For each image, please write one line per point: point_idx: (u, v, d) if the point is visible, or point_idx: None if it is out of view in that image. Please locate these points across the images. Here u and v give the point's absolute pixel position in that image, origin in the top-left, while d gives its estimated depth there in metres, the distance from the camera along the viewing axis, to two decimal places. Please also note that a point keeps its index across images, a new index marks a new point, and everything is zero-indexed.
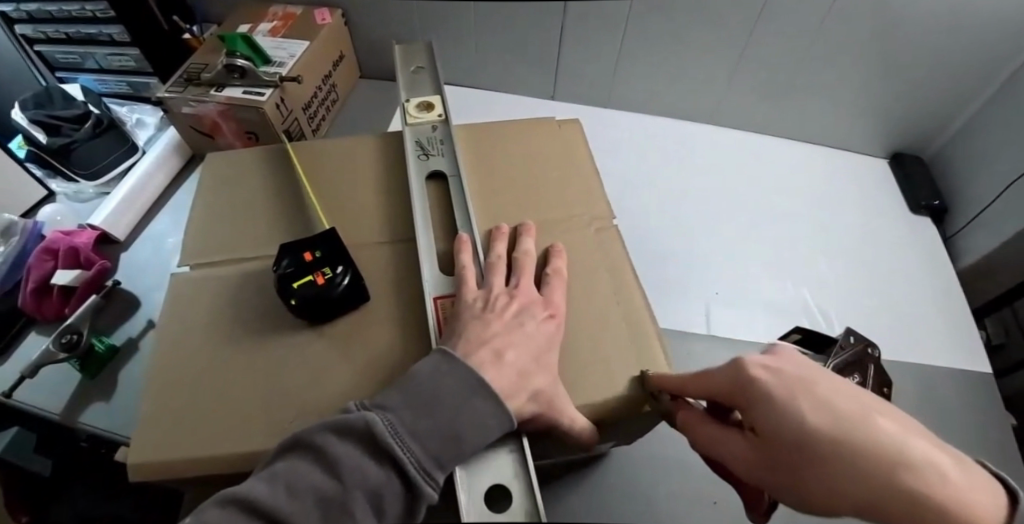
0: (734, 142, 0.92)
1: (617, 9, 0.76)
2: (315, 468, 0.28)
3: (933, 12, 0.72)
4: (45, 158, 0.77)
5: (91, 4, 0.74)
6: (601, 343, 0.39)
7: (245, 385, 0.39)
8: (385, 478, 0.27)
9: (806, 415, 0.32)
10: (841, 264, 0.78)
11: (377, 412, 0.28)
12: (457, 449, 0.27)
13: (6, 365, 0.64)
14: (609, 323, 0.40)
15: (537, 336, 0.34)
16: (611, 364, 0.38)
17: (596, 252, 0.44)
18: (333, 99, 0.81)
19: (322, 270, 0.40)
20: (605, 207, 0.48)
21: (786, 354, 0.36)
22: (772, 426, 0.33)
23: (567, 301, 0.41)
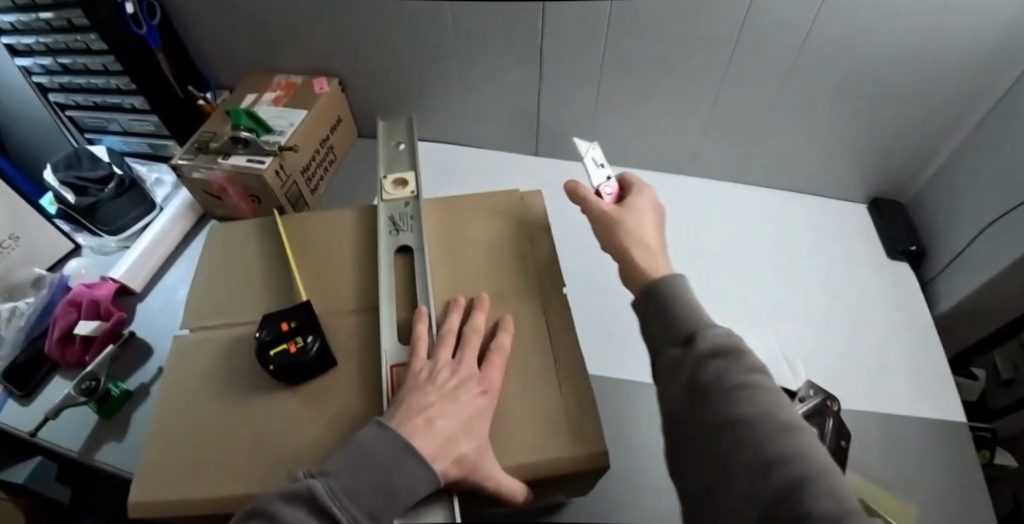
0: (709, 191, 0.96)
1: (589, 76, 0.82)
2: None
3: (883, 75, 0.74)
4: (73, 215, 0.85)
5: (115, 78, 0.83)
6: (535, 409, 0.44)
7: (228, 430, 0.45)
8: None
9: (647, 224, 0.59)
10: (806, 311, 0.82)
11: (319, 479, 0.34)
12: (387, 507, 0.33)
13: (33, 406, 0.71)
14: (545, 392, 0.45)
15: (468, 402, 0.39)
16: (541, 429, 0.43)
17: (542, 321, 0.50)
18: (330, 159, 0.88)
19: (295, 339, 0.46)
20: (557, 279, 0.53)
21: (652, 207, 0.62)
22: (636, 211, 0.60)
23: (511, 372, 0.46)
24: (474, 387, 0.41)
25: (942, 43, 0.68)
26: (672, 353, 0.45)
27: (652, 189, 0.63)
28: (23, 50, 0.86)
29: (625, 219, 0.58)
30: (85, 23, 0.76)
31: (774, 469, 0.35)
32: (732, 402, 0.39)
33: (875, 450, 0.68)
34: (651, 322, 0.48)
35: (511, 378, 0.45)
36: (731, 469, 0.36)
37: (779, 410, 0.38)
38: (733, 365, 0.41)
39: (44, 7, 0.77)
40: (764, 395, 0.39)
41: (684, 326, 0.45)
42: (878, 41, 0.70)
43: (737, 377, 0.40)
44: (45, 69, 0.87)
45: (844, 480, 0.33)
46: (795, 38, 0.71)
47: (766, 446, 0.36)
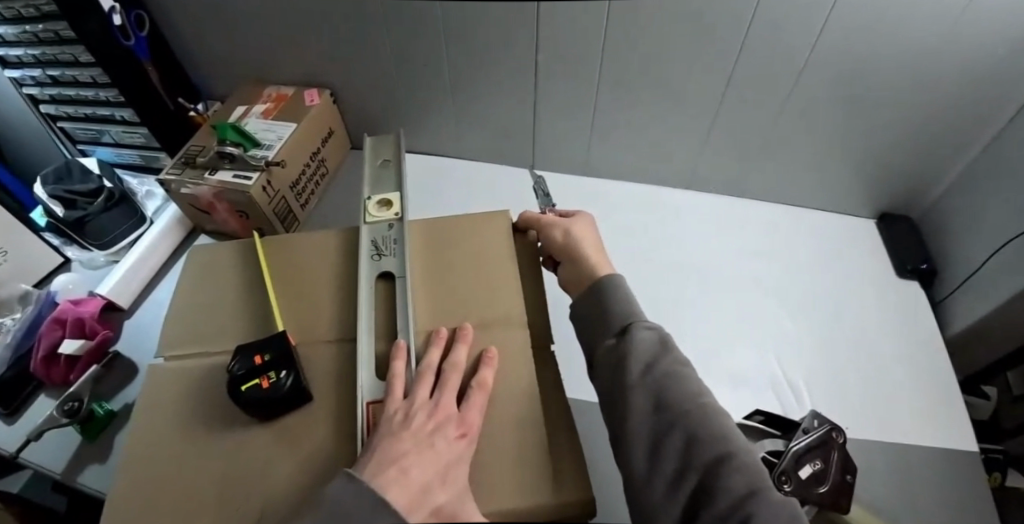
0: (709, 205, 0.93)
1: (585, 90, 0.80)
2: None
3: (893, 88, 0.71)
4: (62, 229, 0.84)
5: (105, 91, 0.82)
6: (519, 447, 0.41)
7: (199, 476, 0.43)
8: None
9: (584, 235, 0.55)
10: (809, 331, 0.79)
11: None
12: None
13: (17, 426, 0.70)
14: (530, 430, 0.42)
15: (442, 446, 0.37)
16: (527, 472, 0.40)
17: (527, 353, 0.47)
18: (322, 172, 0.87)
19: (268, 374, 0.44)
20: None
21: (586, 221, 0.58)
22: (572, 224, 0.56)
23: (496, 408, 0.44)
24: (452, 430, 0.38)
25: (955, 56, 0.65)
26: (606, 344, 0.46)
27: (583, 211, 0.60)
28: (13, 62, 0.85)
29: (569, 223, 0.56)
30: (72, 36, 0.75)
31: (698, 451, 0.38)
32: (663, 391, 0.41)
33: (881, 482, 0.66)
34: (593, 323, 0.48)
35: (493, 416, 0.43)
36: (664, 450, 0.39)
37: (700, 396, 0.41)
38: (664, 356, 0.43)
39: (32, 19, 0.76)
40: (687, 382, 0.42)
41: (617, 319, 0.47)
42: (887, 56, 0.67)
43: (664, 368, 0.42)
44: (35, 81, 0.86)
45: (753, 458, 0.38)
46: (798, 52, 0.69)
47: (695, 430, 0.39)
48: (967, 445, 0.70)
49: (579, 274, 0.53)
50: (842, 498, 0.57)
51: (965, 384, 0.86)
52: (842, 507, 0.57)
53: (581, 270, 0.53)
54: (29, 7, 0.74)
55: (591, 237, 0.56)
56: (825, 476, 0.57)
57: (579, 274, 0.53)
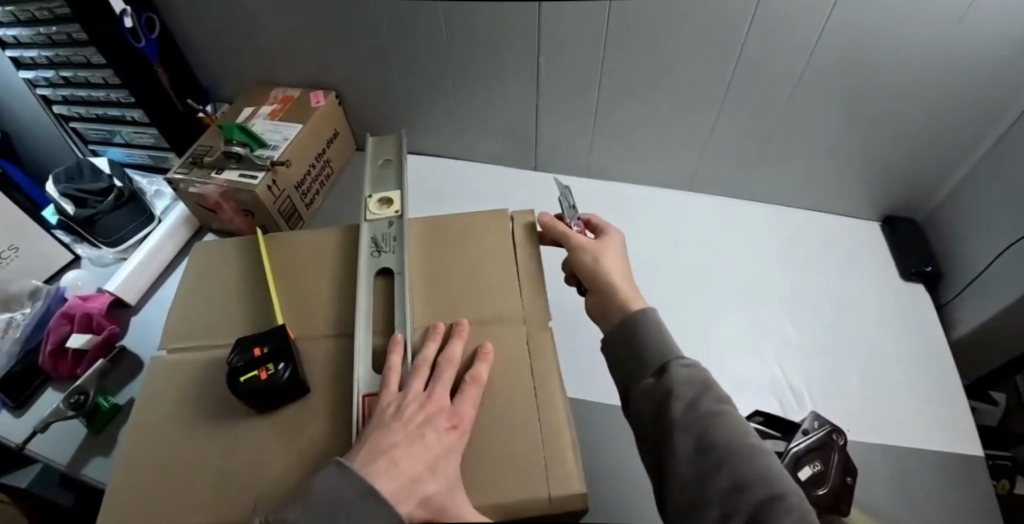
0: (711, 207, 0.93)
1: (587, 91, 0.80)
2: None
3: (894, 88, 0.71)
4: (72, 226, 0.86)
5: (116, 92, 0.84)
6: (514, 441, 0.42)
7: (197, 466, 0.44)
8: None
9: (614, 262, 0.53)
10: (811, 334, 0.78)
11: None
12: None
13: (25, 418, 0.71)
14: (523, 423, 0.43)
15: (438, 438, 0.37)
16: (521, 466, 0.41)
17: (522, 349, 0.48)
18: (327, 173, 0.88)
19: (266, 365, 0.44)
20: (541, 305, 0.51)
21: (617, 245, 0.56)
22: (602, 249, 0.54)
23: (490, 403, 0.44)
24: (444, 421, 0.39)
25: (955, 54, 0.65)
26: (645, 383, 0.44)
27: (617, 231, 0.58)
28: (27, 63, 0.88)
29: (598, 249, 0.54)
30: (84, 37, 0.77)
31: (748, 495, 0.36)
32: (706, 430, 0.40)
33: (882, 485, 0.65)
34: (625, 362, 0.47)
35: (487, 411, 0.44)
36: (708, 490, 0.38)
37: (746, 437, 0.40)
38: (706, 392, 0.42)
39: (46, 21, 0.78)
40: (734, 423, 0.40)
41: (653, 355, 0.45)
42: (887, 55, 0.67)
43: (708, 406, 0.41)
44: (48, 82, 0.89)
45: (804, 501, 0.36)
46: (798, 52, 0.69)
47: (740, 473, 0.37)
48: (971, 449, 0.69)
49: (603, 306, 0.51)
50: (841, 503, 0.57)
51: (971, 389, 0.84)
52: (842, 511, 0.56)
53: (607, 300, 0.51)
54: (43, 9, 0.76)
55: (620, 265, 0.54)
56: (825, 479, 0.56)
57: (605, 304, 0.51)
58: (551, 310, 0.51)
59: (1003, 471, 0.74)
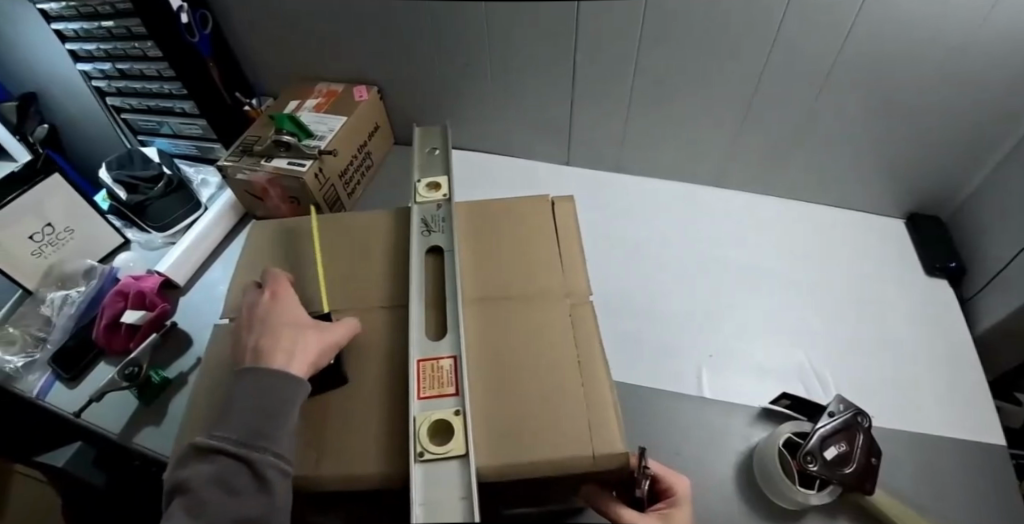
0: (736, 204, 0.96)
1: (619, 88, 0.84)
2: (234, 474, 0.39)
3: (917, 86, 0.73)
4: (125, 212, 0.91)
5: (168, 84, 0.89)
6: (556, 406, 0.45)
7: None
8: (290, 383, 0.43)
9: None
10: (834, 325, 0.81)
11: (257, 453, 0.39)
12: (275, 425, 0.41)
13: (80, 388, 0.74)
14: (566, 390, 0.46)
15: (277, 318, 0.47)
16: (561, 429, 0.43)
17: (566, 323, 0.51)
18: (367, 164, 0.92)
19: None
20: (583, 284, 0.53)
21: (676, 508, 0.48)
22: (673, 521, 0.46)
23: (532, 371, 0.47)
24: (275, 301, 0.49)
25: (977, 55, 0.67)
26: None
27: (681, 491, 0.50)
28: (84, 56, 0.93)
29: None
30: (142, 32, 0.81)
31: None
32: None
33: (905, 468, 0.67)
34: None
35: (530, 377, 0.47)
36: None
37: None
38: None
39: (105, 16, 0.83)
40: None
41: None
42: (910, 54, 0.69)
43: None
44: (104, 74, 0.94)
45: None
46: (823, 53, 0.72)
47: None
48: (994, 439, 0.71)
49: None
50: (867, 481, 0.60)
51: (997, 390, 0.87)
52: (866, 490, 0.59)
53: None
54: (104, 5, 0.81)
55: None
56: (850, 458, 0.60)
57: None
58: (592, 289, 0.54)
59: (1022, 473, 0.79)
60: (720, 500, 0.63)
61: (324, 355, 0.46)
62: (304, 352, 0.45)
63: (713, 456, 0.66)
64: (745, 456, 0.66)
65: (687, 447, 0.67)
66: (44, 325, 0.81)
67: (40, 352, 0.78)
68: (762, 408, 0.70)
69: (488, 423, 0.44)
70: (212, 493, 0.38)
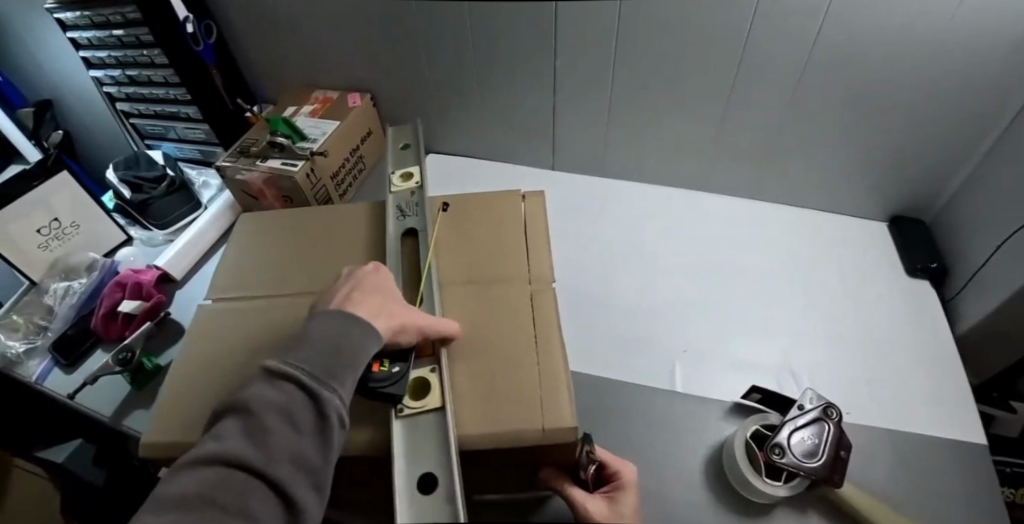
0: (716, 207, 0.98)
1: (602, 93, 0.87)
2: (305, 407, 0.40)
3: (890, 90, 0.76)
4: (129, 210, 0.95)
5: (174, 90, 0.94)
6: (511, 382, 0.47)
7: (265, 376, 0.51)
8: (371, 334, 0.43)
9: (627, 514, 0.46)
10: (809, 322, 0.83)
11: (327, 390, 0.40)
12: (347, 371, 0.41)
13: (76, 374, 0.77)
14: (521, 368, 0.48)
15: (377, 282, 0.49)
16: (516, 403, 0.46)
17: (524, 304, 0.53)
18: (360, 167, 0.96)
19: (380, 360, 0.46)
20: (548, 271, 0.56)
21: (626, 491, 0.48)
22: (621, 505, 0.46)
23: (491, 349, 0.50)
24: (379, 271, 0.50)
25: (946, 57, 0.70)
26: None
27: (630, 476, 0.49)
28: (97, 63, 0.99)
29: (617, 508, 0.46)
30: (150, 39, 0.86)
31: None
32: None
33: (881, 464, 0.68)
34: None
35: (490, 355, 0.49)
36: None
37: None
38: None
39: (117, 25, 0.88)
40: None
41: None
42: (882, 57, 0.72)
43: None
44: (114, 81, 0.99)
45: None
46: (795, 58, 0.75)
47: None
48: (972, 437, 0.71)
49: None
50: (836, 473, 0.61)
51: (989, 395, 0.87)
52: (836, 481, 0.60)
53: None
54: (116, 15, 0.86)
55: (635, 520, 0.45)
56: (818, 451, 0.61)
57: None
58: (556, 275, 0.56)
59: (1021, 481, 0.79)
60: (691, 488, 0.64)
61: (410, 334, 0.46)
62: (389, 317, 0.45)
63: (684, 447, 0.68)
64: (717, 448, 0.68)
65: (661, 440, 0.69)
66: (47, 313, 0.85)
67: (41, 338, 0.82)
68: (734, 402, 0.72)
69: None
70: (275, 425, 0.38)
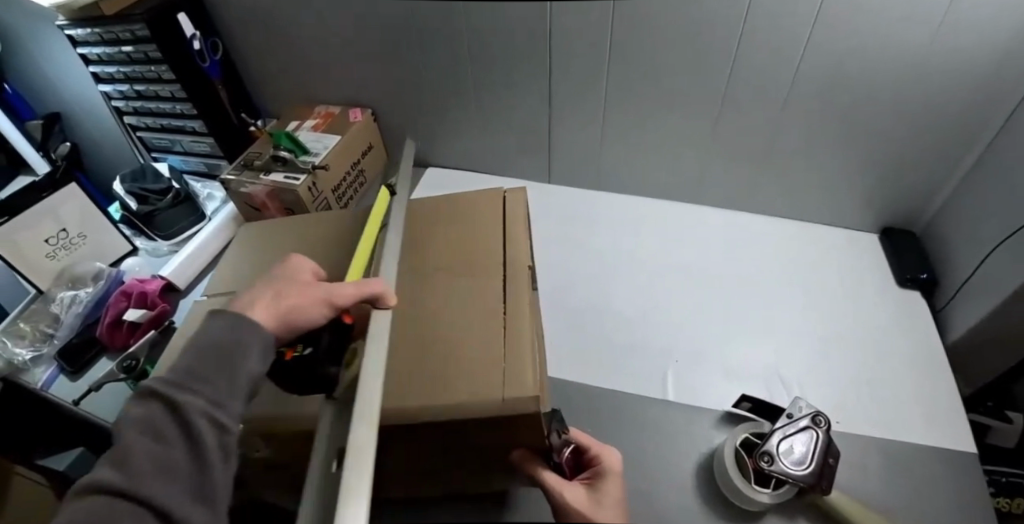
0: (709, 219, 1.00)
1: (598, 108, 0.90)
2: (172, 420, 0.38)
3: (876, 105, 0.79)
4: (134, 221, 0.97)
5: (181, 105, 0.97)
6: (482, 354, 0.51)
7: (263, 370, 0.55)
8: (253, 334, 0.43)
9: (607, 497, 0.44)
10: (800, 332, 0.84)
11: (192, 400, 0.39)
12: (218, 374, 0.40)
13: (81, 381, 0.79)
14: (492, 342, 0.52)
15: (279, 273, 0.51)
16: (484, 370, 0.50)
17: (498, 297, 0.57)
18: (361, 181, 0.99)
19: (293, 347, 0.50)
20: (525, 255, 0.61)
21: (606, 477, 0.47)
22: (600, 490, 0.45)
23: (467, 327, 0.54)
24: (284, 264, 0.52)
25: (930, 72, 0.72)
26: None
27: (614, 463, 0.49)
28: (106, 78, 1.01)
29: (597, 493, 0.45)
30: (158, 56, 0.89)
31: None
32: None
33: (870, 471, 0.70)
34: None
35: (465, 331, 0.54)
36: None
37: None
38: None
39: (127, 41, 0.91)
40: None
41: None
42: (868, 74, 0.75)
43: None
44: (122, 95, 1.02)
45: None
46: (785, 74, 0.78)
47: None
48: (961, 445, 0.73)
49: None
50: (823, 480, 0.62)
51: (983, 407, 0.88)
52: (825, 487, 0.62)
53: None
54: (126, 32, 0.89)
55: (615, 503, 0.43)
56: (807, 459, 0.62)
57: None
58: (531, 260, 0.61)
59: (1017, 490, 0.78)
60: (681, 495, 0.66)
61: (314, 307, 0.48)
62: (278, 304, 0.47)
63: (676, 456, 0.69)
64: (708, 456, 0.69)
65: (653, 448, 0.70)
66: (53, 321, 0.87)
67: (47, 346, 0.84)
68: (725, 412, 0.73)
69: (404, 374, 0.52)
70: (136, 439, 0.37)
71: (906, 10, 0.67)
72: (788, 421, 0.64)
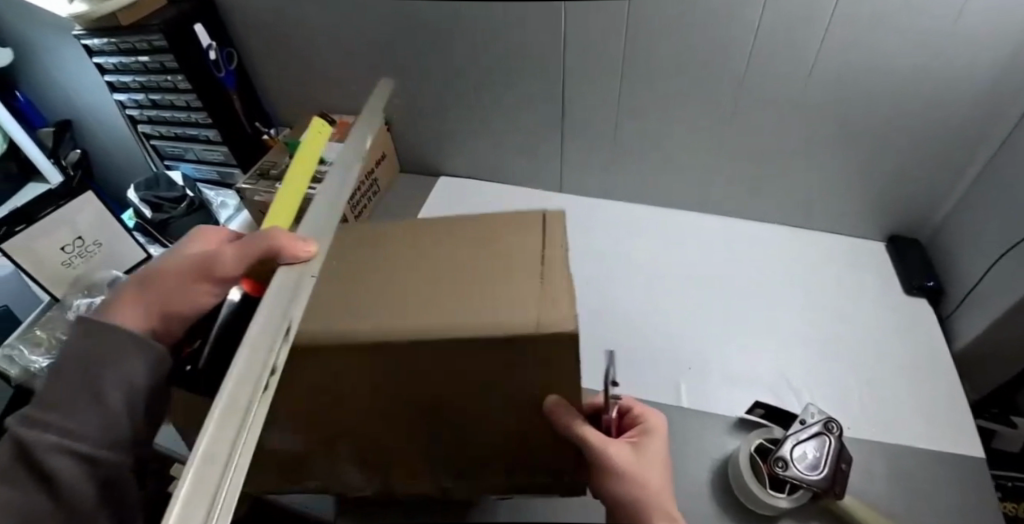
0: (718, 228, 1.02)
1: (609, 118, 0.91)
2: (20, 456, 0.43)
3: (882, 118, 0.80)
4: (149, 229, 0.98)
5: (195, 114, 0.98)
6: (495, 316, 0.45)
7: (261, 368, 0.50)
8: (127, 356, 0.47)
9: (650, 459, 0.51)
10: (809, 339, 0.86)
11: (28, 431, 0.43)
12: (78, 401, 0.44)
13: None
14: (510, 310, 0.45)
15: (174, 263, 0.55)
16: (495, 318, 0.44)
17: (513, 261, 0.51)
18: (374, 190, 1.02)
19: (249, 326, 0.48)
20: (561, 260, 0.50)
21: (648, 441, 0.53)
22: (647, 452, 0.52)
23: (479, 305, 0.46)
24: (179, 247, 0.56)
25: (937, 85, 0.74)
26: None
27: (661, 423, 0.55)
28: (121, 87, 1.02)
29: (644, 452, 0.51)
30: (174, 66, 0.90)
31: None
32: None
33: (880, 477, 0.71)
34: None
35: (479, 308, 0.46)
36: None
37: None
38: None
39: (143, 51, 0.92)
40: None
41: None
42: (875, 86, 0.76)
43: None
44: (137, 104, 1.03)
45: None
46: (793, 86, 0.79)
47: None
48: (969, 450, 0.74)
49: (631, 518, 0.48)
50: (836, 485, 0.63)
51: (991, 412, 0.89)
52: (838, 493, 0.63)
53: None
54: (142, 42, 0.90)
55: (657, 466, 0.51)
56: (819, 464, 0.63)
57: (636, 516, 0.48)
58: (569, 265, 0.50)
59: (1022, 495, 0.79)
60: (695, 500, 0.67)
61: (200, 292, 0.52)
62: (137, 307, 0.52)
63: (689, 461, 0.70)
64: (721, 462, 0.70)
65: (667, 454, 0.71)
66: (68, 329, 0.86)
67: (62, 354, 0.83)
68: (738, 418, 0.74)
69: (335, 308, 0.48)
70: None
71: (912, 27, 0.68)
72: (800, 427, 0.65)
